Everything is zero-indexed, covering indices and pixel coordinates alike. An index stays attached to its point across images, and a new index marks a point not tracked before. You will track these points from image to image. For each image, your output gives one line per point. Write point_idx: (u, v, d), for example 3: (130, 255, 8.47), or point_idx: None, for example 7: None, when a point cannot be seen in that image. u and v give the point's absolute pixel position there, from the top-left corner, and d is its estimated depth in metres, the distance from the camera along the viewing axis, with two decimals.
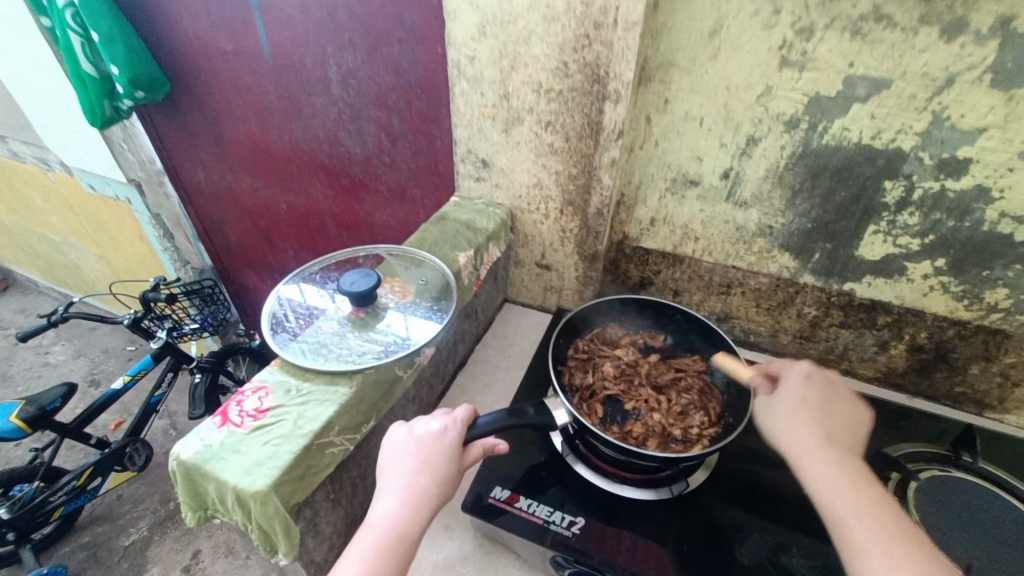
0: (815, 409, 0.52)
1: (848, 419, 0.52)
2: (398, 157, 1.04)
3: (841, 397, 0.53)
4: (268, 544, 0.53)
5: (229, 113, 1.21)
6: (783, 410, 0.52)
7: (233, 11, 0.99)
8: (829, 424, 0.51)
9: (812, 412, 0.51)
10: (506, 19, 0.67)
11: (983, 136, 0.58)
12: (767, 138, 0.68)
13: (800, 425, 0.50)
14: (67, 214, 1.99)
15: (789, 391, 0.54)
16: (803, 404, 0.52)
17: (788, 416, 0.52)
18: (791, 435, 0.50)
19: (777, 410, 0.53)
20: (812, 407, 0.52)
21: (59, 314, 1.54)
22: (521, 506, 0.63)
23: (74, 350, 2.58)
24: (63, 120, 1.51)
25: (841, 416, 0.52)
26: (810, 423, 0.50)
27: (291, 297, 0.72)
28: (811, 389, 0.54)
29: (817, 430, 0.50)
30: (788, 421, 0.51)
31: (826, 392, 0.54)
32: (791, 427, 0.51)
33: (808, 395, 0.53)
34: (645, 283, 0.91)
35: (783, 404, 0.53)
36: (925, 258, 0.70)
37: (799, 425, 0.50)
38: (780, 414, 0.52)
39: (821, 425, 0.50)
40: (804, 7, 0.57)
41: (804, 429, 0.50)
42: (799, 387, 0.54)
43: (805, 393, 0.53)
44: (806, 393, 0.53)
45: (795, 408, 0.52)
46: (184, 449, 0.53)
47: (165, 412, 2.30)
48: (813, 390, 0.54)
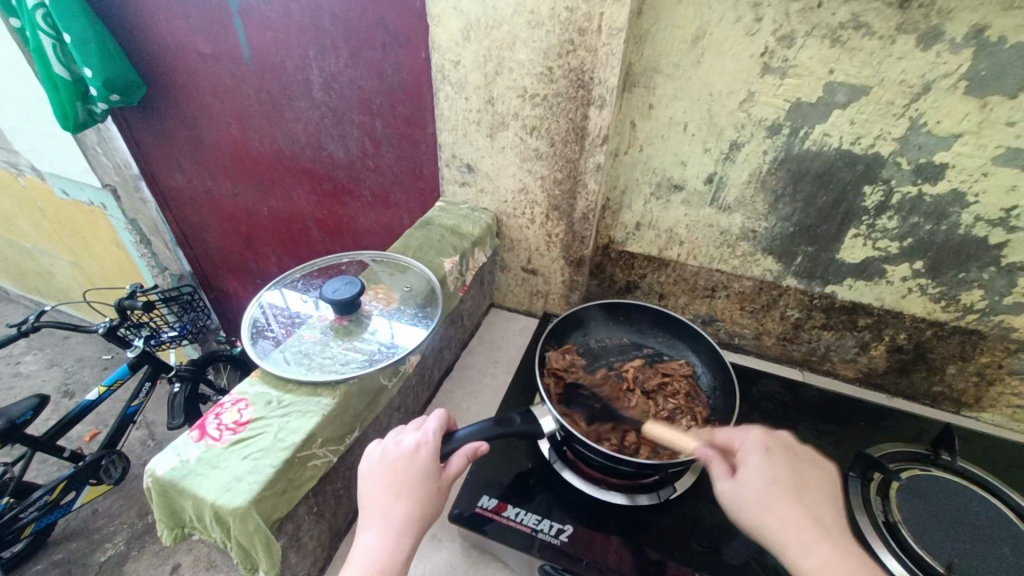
0: (790, 488, 0.48)
1: (822, 487, 0.49)
2: (381, 162, 1.03)
3: (801, 462, 0.51)
4: (249, 561, 0.52)
5: (208, 117, 1.18)
6: (760, 498, 0.47)
7: (212, 13, 0.97)
8: (811, 508, 0.47)
9: (790, 494, 0.47)
10: (491, 24, 0.67)
11: (958, 142, 0.59)
12: (750, 143, 0.68)
13: (786, 516, 0.46)
14: (39, 220, 1.93)
15: (756, 469, 0.49)
16: (779, 487, 0.47)
17: (769, 506, 0.46)
18: (780, 530, 0.45)
19: (751, 496, 0.47)
20: (788, 487, 0.48)
21: (29, 323, 1.48)
22: (508, 515, 0.62)
23: (47, 359, 2.51)
24: (34, 123, 1.47)
25: (817, 488, 0.49)
26: (797, 514, 0.46)
27: (273, 304, 0.71)
28: (776, 465, 0.49)
29: (804, 519, 0.46)
30: (769, 512, 0.46)
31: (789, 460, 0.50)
32: (778, 521, 0.45)
33: (778, 474, 0.49)
34: (631, 288, 0.91)
35: (754, 489, 0.47)
36: (904, 262, 0.71)
37: (784, 517, 0.46)
38: (757, 502, 0.47)
39: (806, 511, 0.46)
40: (785, 15, 0.58)
41: (795, 522, 0.45)
42: (766, 463, 0.49)
43: (774, 471, 0.49)
44: (774, 471, 0.49)
45: (772, 494, 0.47)
46: (159, 466, 0.51)
47: (142, 423, 2.24)
48: (779, 463, 0.49)
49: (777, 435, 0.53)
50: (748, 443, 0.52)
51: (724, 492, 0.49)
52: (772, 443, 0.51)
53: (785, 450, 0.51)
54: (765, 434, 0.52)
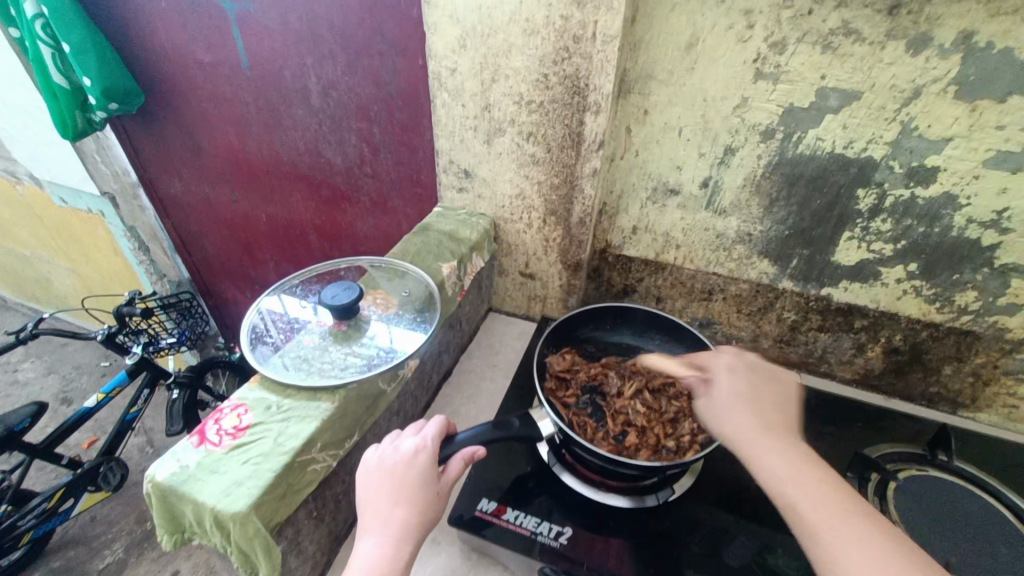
0: (746, 396, 0.52)
1: (779, 398, 0.52)
2: (379, 168, 1.03)
3: (764, 379, 0.54)
4: (248, 566, 0.52)
5: (207, 124, 1.19)
6: (719, 407, 0.52)
7: (210, 22, 0.97)
8: (765, 413, 0.50)
9: (745, 401, 0.51)
10: (486, 32, 0.67)
11: (949, 145, 0.60)
12: (744, 148, 0.69)
13: (739, 418, 0.50)
14: (37, 227, 1.93)
15: (721, 384, 0.53)
16: (736, 396, 0.52)
17: (727, 412, 0.51)
18: (733, 430, 0.49)
19: (713, 405, 0.52)
20: (743, 397, 0.51)
21: (28, 331, 1.48)
22: (508, 518, 0.62)
23: (44, 367, 2.50)
24: (32, 131, 1.47)
25: (772, 399, 0.52)
26: (750, 417, 0.49)
27: (272, 310, 0.71)
28: (738, 378, 0.54)
29: (755, 418, 0.49)
30: (727, 414, 0.50)
31: (751, 378, 0.54)
32: (735, 422, 0.50)
33: (737, 385, 0.53)
34: (628, 291, 0.92)
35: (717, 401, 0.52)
36: (898, 263, 0.72)
37: (738, 419, 0.50)
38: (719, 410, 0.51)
39: (757, 414, 0.50)
40: (777, 22, 0.59)
41: (745, 421, 0.49)
42: (728, 378, 0.54)
43: (734, 384, 0.53)
44: (733, 381, 0.53)
45: (729, 402, 0.51)
46: (159, 472, 0.51)
47: (141, 429, 2.23)
48: (738, 376, 0.54)
49: (743, 356, 0.57)
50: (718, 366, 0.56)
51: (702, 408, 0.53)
52: (735, 364, 0.55)
53: (748, 368, 0.55)
54: (733, 356, 0.56)
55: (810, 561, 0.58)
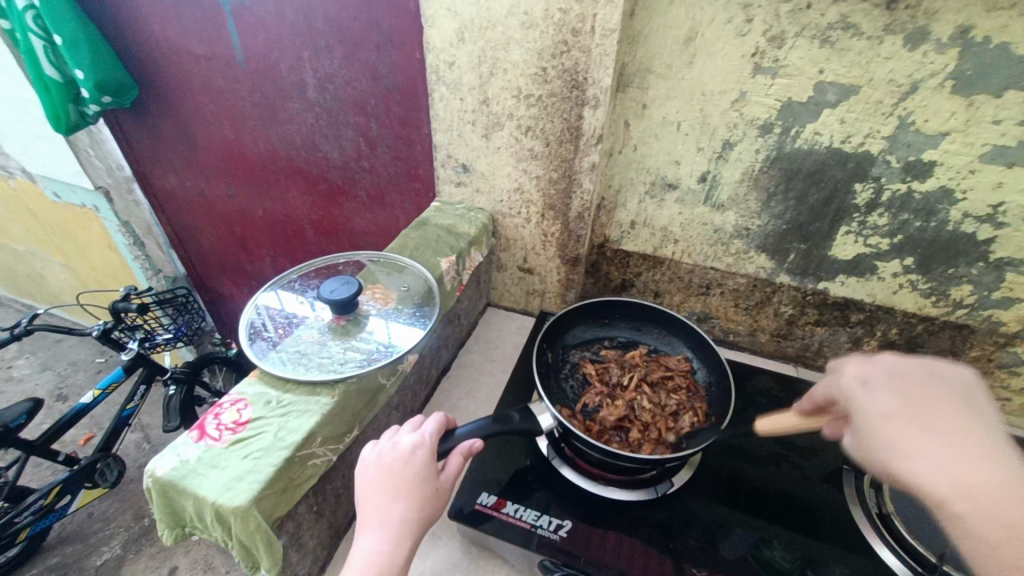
0: (913, 414, 0.40)
1: (956, 410, 0.40)
2: (377, 162, 1.03)
3: (927, 385, 0.42)
4: (250, 559, 0.52)
5: (203, 119, 1.18)
6: (879, 436, 0.40)
7: (205, 14, 0.96)
8: (949, 435, 0.38)
9: (915, 423, 0.39)
10: (485, 25, 0.67)
11: (946, 140, 0.60)
12: (742, 142, 0.69)
13: (916, 448, 0.38)
14: (30, 222, 1.91)
15: (870, 404, 0.42)
16: (894, 418, 0.40)
17: (895, 442, 0.39)
18: (909, 464, 0.38)
19: (870, 431, 0.41)
20: (911, 418, 0.40)
21: (23, 327, 1.47)
22: (507, 511, 0.62)
23: (40, 363, 2.49)
24: (26, 125, 1.46)
25: (943, 413, 0.40)
26: (931, 445, 0.38)
27: (270, 305, 0.71)
28: (888, 390, 0.42)
29: (942, 449, 0.37)
30: (895, 444, 0.39)
31: (903, 388, 0.42)
32: (906, 455, 0.38)
33: (890, 402, 0.41)
34: (626, 285, 0.92)
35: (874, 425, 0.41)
36: (894, 258, 0.72)
37: (915, 453, 0.38)
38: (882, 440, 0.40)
39: (941, 440, 0.38)
40: (775, 16, 0.59)
41: (930, 454, 0.37)
42: (874, 395, 0.42)
43: (886, 401, 0.41)
44: (884, 397, 0.42)
45: (888, 429, 0.40)
46: (159, 466, 0.51)
47: (138, 425, 2.23)
48: (886, 391, 0.42)
49: (878, 362, 0.46)
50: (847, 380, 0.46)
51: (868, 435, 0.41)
52: (873, 375, 0.44)
53: (891, 375, 0.43)
54: (862, 364, 0.46)
55: (805, 552, 0.59)
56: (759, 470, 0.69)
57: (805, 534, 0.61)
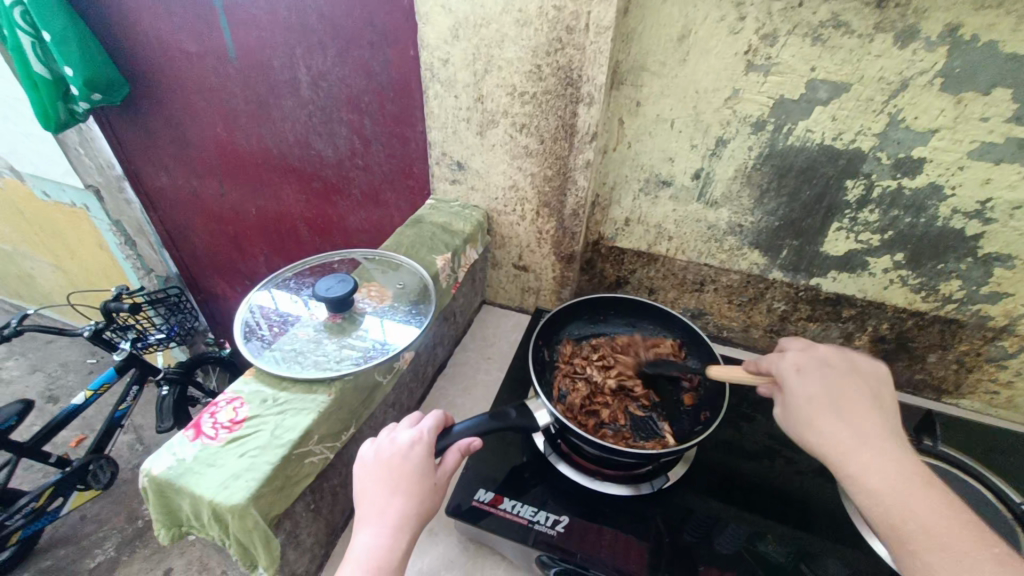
0: (828, 401, 0.50)
1: (867, 401, 0.50)
2: (371, 160, 1.03)
3: (844, 376, 0.52)
4: (248, 558, 0.52)
5: (194, 117, 1.17)
6: (801, 415, 0.50)
7: (197, 11, 0.96)
8: (852, 417, 0.48)
9: (828, 408, 0.49)
10: (479, 23, 0.67)
11: (935, 137, 0.61)
12: (736, 139, 0.70)
13: (826, 428, 0.48)
14: (18, 222, 1.89)
15: (795, 390, 0.52)
16: (814, 403, 0.50)
17: (809, 425, 0.49)
18: (820, 443, 0.48)
19: (793, 413, 0.51)
20: (826, 402, 0.50)
21: (11, 328, 1.45)
22: (504, 508, 0.63)
23: (29, 364, 2.46)
24: (14, 123, 1.44)
25: (857, 401, 0.50)
26: (838, 427, 0.48)
27: (264, 304, 0.71)
28: (816, 381, 0.52)
29: (847, 430, 0.47)
30: (811, 423, 0.49)
31: (828, 377, 0.52)
32: (818, 434, 0.48)
33: (815, 390, 0.51)
34: (621, 282, 0.92)
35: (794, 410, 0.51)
36: (885, 254, 0.73)
37: (824, 435, 0.48)
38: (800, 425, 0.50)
39: (846, 423, 0.48)
40: (767, 14, 0.59)
41: (835, 432, 0.48)
42: (802, 381, 0.52)
43: (809, 388, 0.51)
44: (811, 387, 0.51)
45: (811, 412, 0.50)
46: (155, 466, 0.51)
47: (130, 427, 2.22)
48: (813, 378, 0.52)
49: (814, 354, 0.55)
50: (784, 365, 0.55)
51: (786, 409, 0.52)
52: (809, 365, 0.53)
53: (822, 368, 0.53)
54: (799, 355, 0.55)
55: (798, 545, 0.60)
56: (753, 464, 0.70)
57: (797, 528, 0.62)
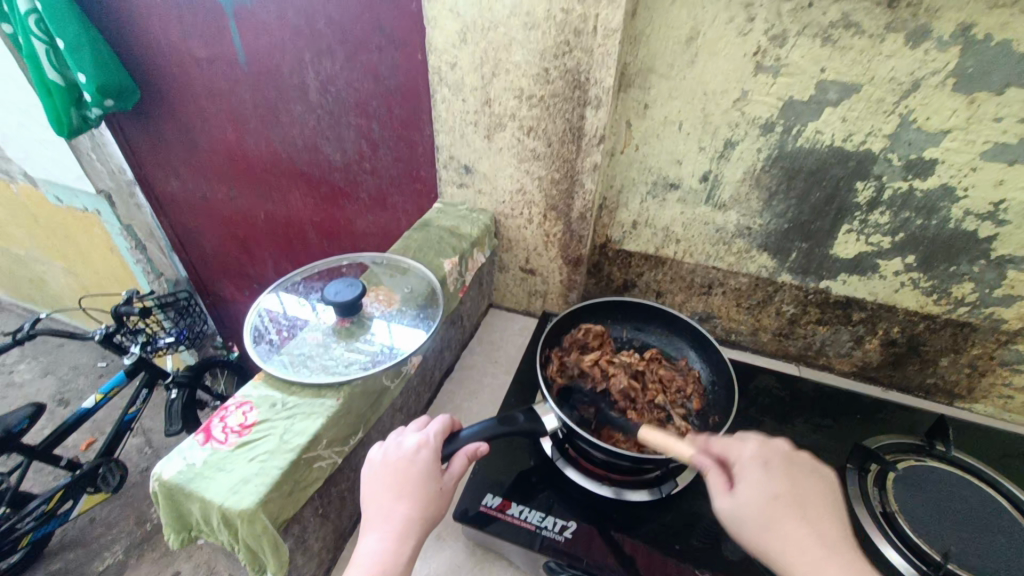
0: (789, 499, 0.46)
1: (821, 497, 0.47)
2: (378, 164, 1.03)
3: (802, 476, 0.48)
4: (256, 563, 0.52)
5: (204, 122, 1.18)
6: (759, 511, 0.45)
7: (208, 17, 0.97)
8: (815, 523, 0.45)
9: (792, 509, 0.45)
10: (487, 26, 0.68)
11: (947, 138, 0.61)
12: (744, 141, 0.69)
13: (785, 526, 0.44)
14: (31, 226, 1.92)
15: (754, 485, 0.47)
16: (780, 500, 0.46)
17: (775, 527, 0.44)
18: (784, 552, 0.43)
19: (750, 512, 0.46)
20: (787, 500, 0.46)
21: (25, 331, 1.47)
22: (512, 513, 0.62)
23: (41, 367, 2.49)
24: (28, 129, 1.47)
25: (818, 503, 0.47)
26: (802, 533, 0.44)
27: (271, 307, 0.71)
28: (785, 477, 0.48)
29: (809, 534, 0.44)
30: (769, 520, 0.45)
31: (788, 475, 0.48)
32: (778, 540, 0.44)
33: (782, 487, 0.47)
34: (628, 286, 0.92)
35: (754, 506, 0.46)
36: (896, 256, 0.72)
37: (789, 543, 0.43)
38: (761, 524, 0.45)
39: (811, 528, 0.45)
40: (776, 15, 0.59)
41: (792, 533, 0.44)
42: (765, 477, 0.48)
43: (773, 484, 0.47)
44: (781, 482, 0.47)
45: (771, 513, 0.45)
46: (166, 470, 0.51)
47: (139, 430, 2.24)
48: (777, 474, 0.48)
49: (772, 446, 0.51)
50: (745, 457, 0.50)
51: (730, 505, 0.47)
52: (770, 458, 0.49)
53: (784, 462, 0.49)
54: (760, 446, 0.51)
55: None
56: None
57: None
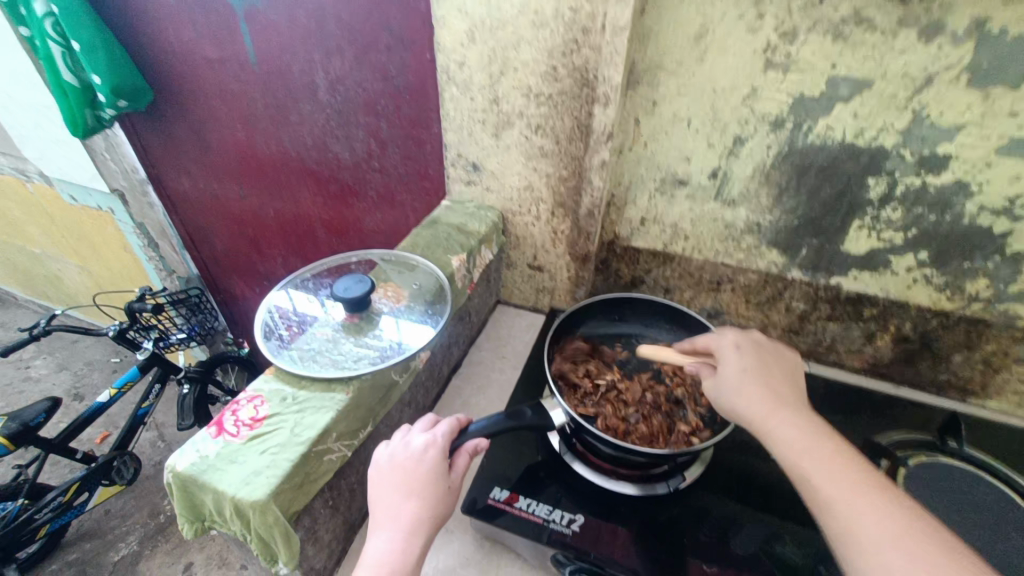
0: (757, 372, 0.53)
1: (785, 379, 0.54)
2: (387, 162, 1.03)
3: (772, 357, 0.56)
4: (268, 553, 0.53)
5: (215, 122, 1.19)
6: (731, 383, 0.53)
7: (218, 17, 0.98)
8: (777, 390, 0.52)
9: (756, 380, 0.53)
10: (494, 25, 0.67)
11: (961, 133, 0.60)
12: (754, 137, 0.69)
13: (749, 391, 0.52)
14: (46, 224, 1.95)
15: (732, 364, 0.55)
16: (748, 372, 0.54)
17: (742, 389, 0.52)
18: (746, 410, 0.51)
19: (727, 383, 0.54)
20: (755, 372, 0.53)
21: (41, 326, 1.50)
22: (520, 506, 0.63)
23: (56, 363, 2.54)
24: (42, 129, 1.49)
25: (780, 376, 0.54)
26: (760, 393, 0.51)
27: (281, 304, 0.72)
28: (752, 356, 0.55)
29: (767, 395, 0.51)
30: (739, 390, 0.52)
31: (758, 356, 0.56)
32: (745, 403, 0.51)
33: (749, 363, 0.55)
34: (637, 282, 0.92)
35: (730, 378, 0.54)
36: (908, 252, 0.71)
37: (752, 401, 0.51)
38: (732, 388, 0.53)
39: (773, 393, 0.51)
40: (787, 11, 0.58)
41: (754, 395, 0.51)
42: (738, 356, 0.55)
43: (745, 361, 0.55)
44: (747, 359, 0.55)
45: (742, 381, 0.53)
46: (179, 462, 0.52)
47: (152, 424, 2.27)
48: (749, 354, 0.56)
49: (750, 335, 0.58)
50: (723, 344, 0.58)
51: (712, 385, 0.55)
52: (744, 342, 0.57)
53: (756, 347, 0.57)
54: (738, 336, 0.58)
55: (816, 548, 0.59)
56: (770, 466, 0.70)
57: (816, 531, 0.61)
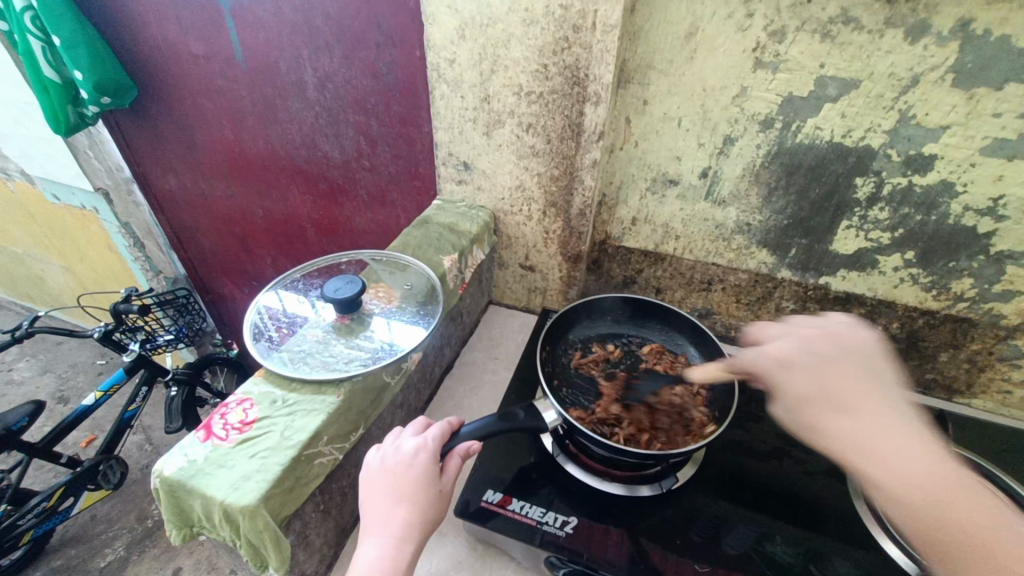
0: (826, 396, 0.46)
1: (861, 379, 0.47)
2: (377, 162, 1.03)
3: (836, 364, 0.48)
4: (258, 559, 0.52)
5: (202, 119, 1.18)
6: (801, 415, 0.47)
7: (204, 14, 0.96)
8: (859, 411, 0.44)
9: (829, 406, 0.45)
10: (484, 22, 0.67)
11: (946, 134, 0.61)
12: (743, 137, 0.69)
13: (828, 425, 0.45)
14: (29, 224, 1.91)
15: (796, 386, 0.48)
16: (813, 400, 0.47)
17: (813, 423, 0.46)
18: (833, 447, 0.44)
19: (798, 412, 0.47)
20: (820, 397, 0.46)
21: (24, 328, 1.47)
22: (513, 508, 0.63)
23: (40, 366, 2.49)
24: (25, 127, 1.46)
25: (855, 388, 0.46)
26: (842, 423, 0.44)
27: (270, 305, 0.71)
28: (813, 371, 0.48)
29: (854, 423, 0.44)
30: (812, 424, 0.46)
31: (820, 368, 0.48)
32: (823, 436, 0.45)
33: (809, 383, 0.47)
34: (628, 282, 0.92)
35: (797, 406, 0.47)
36: (895, 252, 0.72)
37: (834, 436, 0.44)
38: (803, 421, 0.46)
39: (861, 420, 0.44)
40: (776, 10, 0.59)
41: (837, 428, 0.44)
42: (793, 375, 0.49)
43: (803, 385, 0.48)
44: (804, 377, 0.48)
45: (811, 412, 0.46)
46: (167, 467, 0.51)
47: (139, 427, 2.24)
48: (805, 372, 0.48)
49: (797, 345, 0.51)
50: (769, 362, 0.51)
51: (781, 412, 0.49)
52: (790, 355, 0.50)
53: (812, 358, 0.49)
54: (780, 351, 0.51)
55: (807, 547, 0.59)
56: (760, 465, 0.70)
57: (806, 530, 0.61)
